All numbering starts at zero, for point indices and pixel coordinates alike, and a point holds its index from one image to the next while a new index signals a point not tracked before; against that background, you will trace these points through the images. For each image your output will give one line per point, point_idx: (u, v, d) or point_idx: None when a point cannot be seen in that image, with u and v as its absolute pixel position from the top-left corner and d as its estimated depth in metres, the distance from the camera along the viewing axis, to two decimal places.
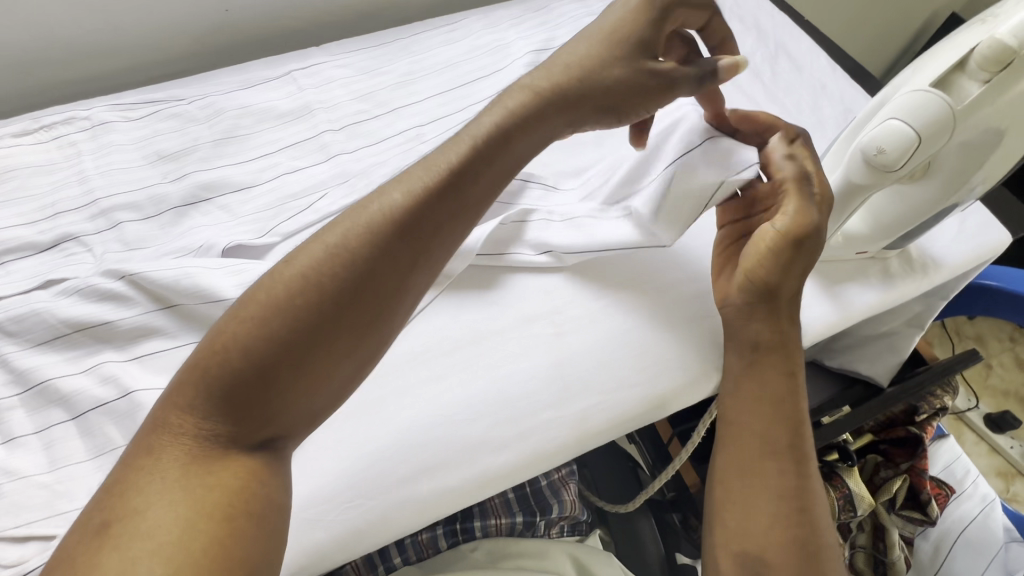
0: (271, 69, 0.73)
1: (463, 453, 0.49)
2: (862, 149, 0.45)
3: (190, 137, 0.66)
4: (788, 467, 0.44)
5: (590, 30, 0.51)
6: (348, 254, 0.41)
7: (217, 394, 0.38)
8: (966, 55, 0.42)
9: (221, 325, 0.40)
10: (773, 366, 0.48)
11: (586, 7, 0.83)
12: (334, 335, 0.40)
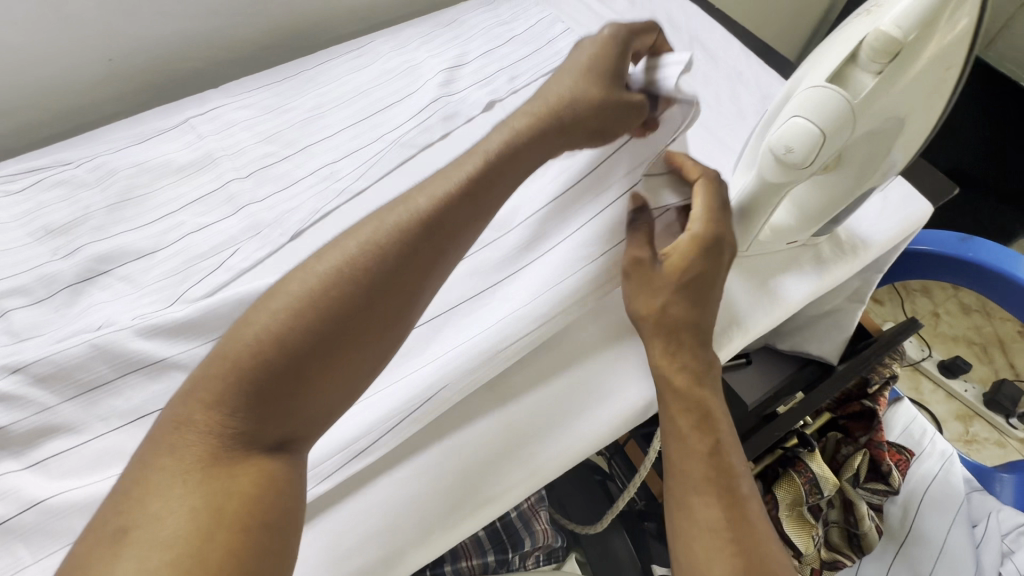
0: (166, 118, 0.68)
1: (412, 514, 0.46)
2: (772, 148, 0.46)
3: (81, 204, 0.60)
4: (715, 498, 0.42)
5: (568, 66, 0.51)
6: (379, 247, 0.40)
7: (243, 391, 0.36)
8: (856, 49, 0.42)
9: (247, 318, 0.38)
10: (679, 395, 0.47)
11: (496, 17, 0.80)
12: (360, 330, 0.38)
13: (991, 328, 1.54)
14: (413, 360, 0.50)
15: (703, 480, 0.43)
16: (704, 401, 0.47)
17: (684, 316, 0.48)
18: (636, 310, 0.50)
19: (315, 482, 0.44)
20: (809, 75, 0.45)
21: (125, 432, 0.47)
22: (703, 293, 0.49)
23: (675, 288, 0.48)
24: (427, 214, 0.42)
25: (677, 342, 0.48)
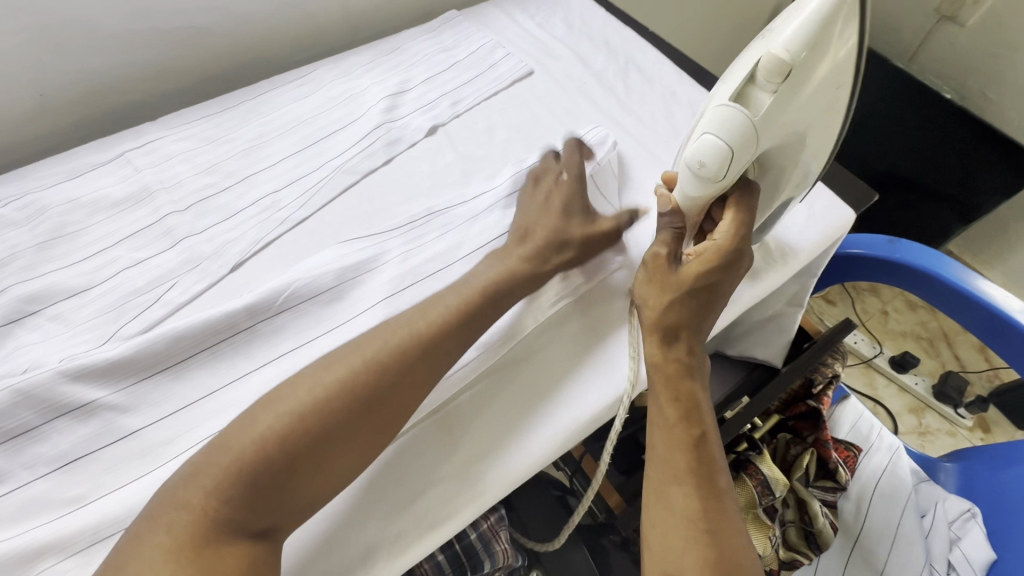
0: (100, 151, 0.67)
1: (353, 548, 0.45)
2: (688, 164, 0.48)
3: (8, 244, 0.58)
4: (694, 496, 0.43)
5: (540, 201, 0.62)
6: (381, 362, 0.45)
7: (241, 483, 0.38)
8: (752, 72, 0.45)
9: (254, 414, 0.41)
10: (669, 383, 0.48)
11: (438, 42, 0.82)
12: (354, 435, 0.42)
13: (936, 323, 1.62)
14: None
15: (685, 470, 0.44)
16: (693, 390, 0.47)
17: (690, 314, 0.49)
18: (641, 302, 0.51)
19: None
20: (714, 98, 0.48)
21: (50, 480, 0.45)
22: (717, 291, 0.50)
23: (695, 281, 0.49)
24: (424, 338, 0.47)
25: (675, 336, 0.49)
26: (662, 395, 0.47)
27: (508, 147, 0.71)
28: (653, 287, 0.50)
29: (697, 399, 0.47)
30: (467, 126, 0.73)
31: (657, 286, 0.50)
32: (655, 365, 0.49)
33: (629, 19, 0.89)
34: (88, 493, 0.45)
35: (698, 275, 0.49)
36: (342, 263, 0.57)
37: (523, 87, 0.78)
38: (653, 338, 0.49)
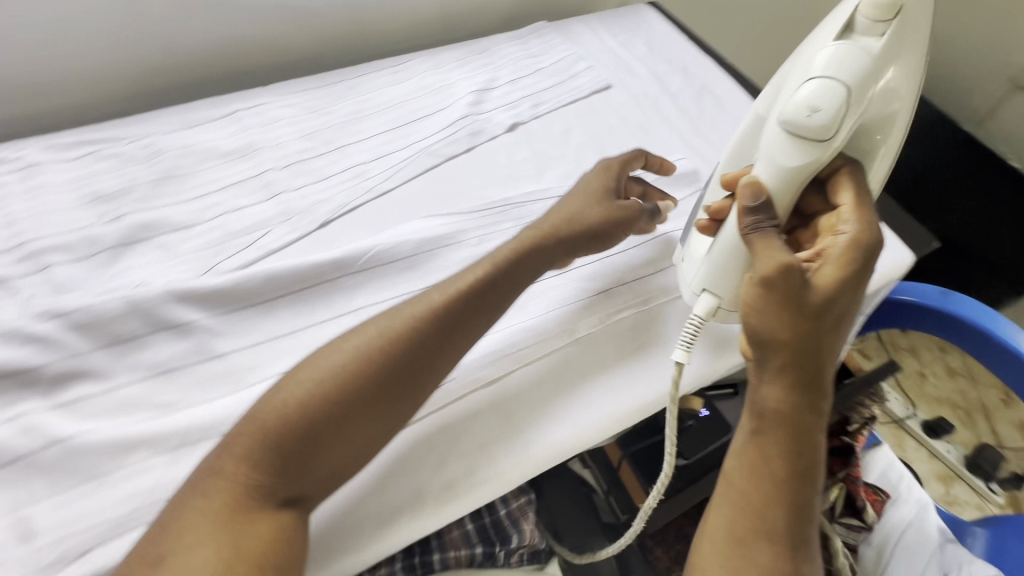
0: (214, 108, 0.73)
1: (415, 492, 0.51)
2: (797, 112, 0.51)
3: (129, 177, 0.65)
4: (781, 557, 0.43)
5: (579, 188, 0.63)
6: (408, 330, 0.48)
7: (268, 449, 0.42)
8: (856, 19, 0.51)
9: (274, 396, 0.44)
10: (789, 434, 0.45)
11: (525, 47, 0.87)
12: (371, 403, 0.45)
13: (976, 394, 1.58)
14: None
15: (778, 530, 0.43)
16: (811, 441, 0.46)
17: (819, 348, 0.47)
18: (767, 334, 0.47)
19: None
20: (807, 55, 0.53)
21: (147, 384, 0.50)
22: (844, 316, 0.49)
23: (829, 304, 0.47)
24: (437, 319, 0.49)
25: (801, 376, 0.46)
26: (775, 444, 0.45)
27: (582, 151, 0.75)
28: (779, 302, 0.46)
29: (814, 453, 0.46)
30: (545, 127, 0.77)
31: (783, 297, 0.47)
32: (774, 405, 0.46)
33: (709, 48, 0.93)
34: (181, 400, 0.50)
35: (833, 298, 0.47)
36: (423, 235, 0.62)
37: (601, 98, 0.82)
38: (776, 374, 0.47)
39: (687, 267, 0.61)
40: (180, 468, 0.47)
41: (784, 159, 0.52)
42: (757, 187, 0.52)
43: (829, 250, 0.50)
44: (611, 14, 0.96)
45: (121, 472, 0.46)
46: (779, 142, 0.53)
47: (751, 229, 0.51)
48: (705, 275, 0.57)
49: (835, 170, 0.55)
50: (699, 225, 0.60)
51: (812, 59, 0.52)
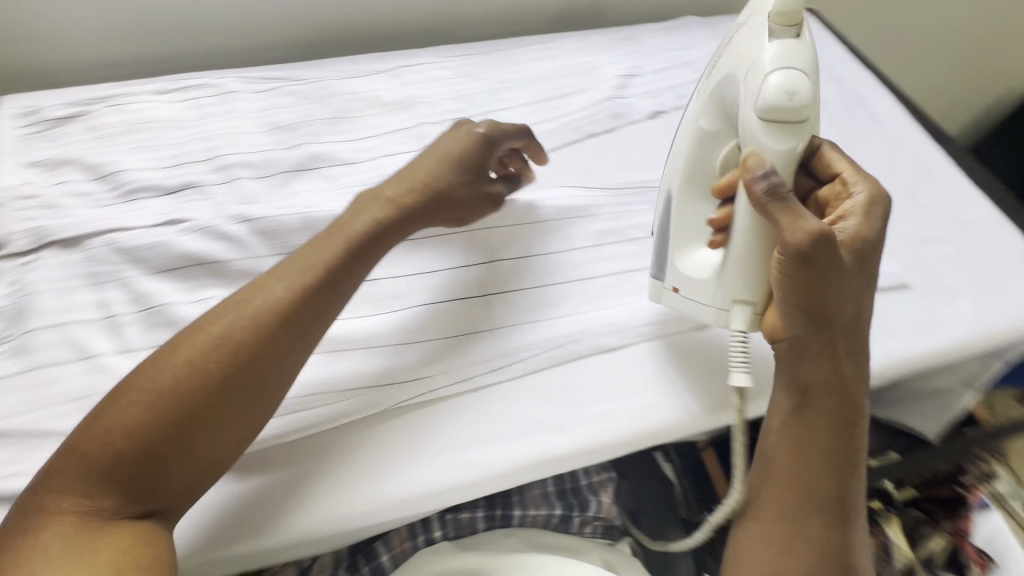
0: (380, 62, 0.79)
1: (525, 429, 0.51)
2: (776, 97, 0.45)
3: (305, 113, 0.72)
4: (829, 525, 0.46)
5: (433, 151, 0.57)
6: (259, 322, 0.45)
7: (104, 475, 0.40)
8: (768, 21, 0.47)
9: (120, 407, 0.41)
10: (829, 407, 0.48)
11: (673, 39, 0.87)
12: (230, 398, 0.43)
13: None
14: (548, 308, 0.58)
15: (821, 508, 0.47)
16: (854, 408, 0.49)
17: (850, 319, 0.48)
18: (790, 309, 0.47)
19: (454, 382, 0.53)
20: (738, 54, 0.49)
21: None
22: (870, 279, 0.49)
23: (857, 271, 0.48)
24: (280, 302, 0.46)
25: (837, 351, 0.48)
26: (816, 419, 0.48)
27: None
28: (804, 281, 0.45)
29: (855, 417, 0.49)
30: None
31: (812, 276, 0.45)
32: (812, 380, 0.48)
33: (867, 62, 0.89)
34: None
35: (861, 262, 0.48)
36: (560, 204, 0.65)
37: None
38: (811, 353, 0.48)
39: (686, 289, 0.53)
40: (328, 370, 0.52)
41: (781, 143, 0.47)
42: (762, 161, 0.46)
43: (845, 210, 0.50)
44: None
45: None
46: (765, 130, 0.47)
47: (768, 207, 0.45)
48: (721, 284, 0.51)
49: (819, 147, 0.52)
50: (710, 242, 0.53)
51: (750, 52, 0.48)
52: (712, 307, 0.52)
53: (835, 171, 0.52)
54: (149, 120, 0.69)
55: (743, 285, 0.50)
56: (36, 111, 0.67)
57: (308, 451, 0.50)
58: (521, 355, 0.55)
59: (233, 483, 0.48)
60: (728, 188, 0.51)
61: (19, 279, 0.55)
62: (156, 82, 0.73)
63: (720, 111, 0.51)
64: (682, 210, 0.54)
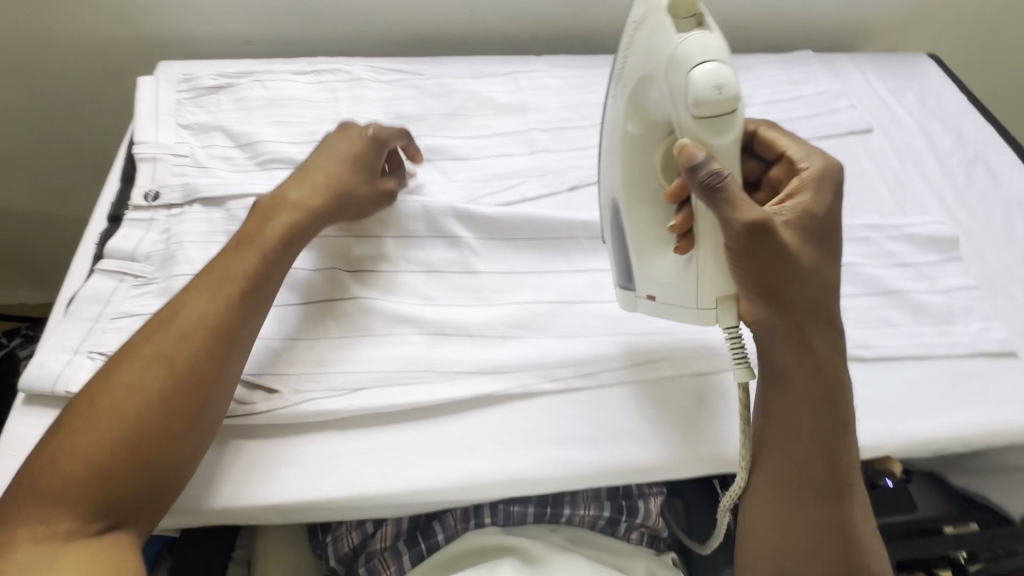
0: (498, 65, 0.83)
1: (615, 435, 0.54)
2: (708, 95, 0.46)
3: (425, 106, 0.76)
4: (823, 500, 0.50)
5: (332, 154, 0.62)
6: (173, 334, 0.48)
7: (71, 495, 0.42)
8: (667, 17, 0.48)
9: (69, 438, 0.44)
10: (808, 385, 0.52)
11: (787, 72, 0.87)
12: (176, 405, 0.46)
13: None
14: (644, 322, 0.60)
15: (813, 491, 0.50)
16: (834, 381, 0.52)
17: (816, 294, 0.52)
18: (754, 288, 0.50)
19: (549, 380, 0.56)
20: (645, 53, 0.49)
21: (419, 277, 0.61)
22: (827, 248, 0.53)
23: (813, 242, 0.52)
24: (211, 316, 0.49)
25: (807, 330, 0.52)
26: (796, 398, 0.52)
27: None
28: (755, 261, 0.49)
29: (837, 389, 0.52)
30: None
31: (760, 255, 0.48)
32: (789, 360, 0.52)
33: (992, 117, 0.85)
34: (440, 297, 0.60)
35: (818, 231, 0.53)
36: None
37: (857, 141, 0.80)
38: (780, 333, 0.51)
39: (665, 297, 0.55)
40: (432, 351, 0.56)
41: (718, 139, 0.48)
42: (693, 152, 0.47)
43: (803, 186, 0.54)
44: (886, 58, 0.91)
45: (391, 337, 0.56)
46: (706, 130, 0.48)
47: (709, 198, 0.47)
48: (703, 286, 0.52)
49: (756, 133, 0.60)
50: (676, 248, 0.53)
51: (659, 52, 0.48)
52: (697, 308, 0.54)
53: (784, 151, 0.58)
54: (286, 97, 0.74)
55: (719, 280, 0.52)
56: (191, 78, 0.74)
57: (412, 425, 0.53)
58: (613, 366, 0.57)
59: (343, 442, 0.51)
60: (682, 193, 0.51)
61: (170, 229, 0.61)
62: (294, 63, 0.78)
63: (631, 114, 0.52)
64: (646, 224, 0.54)
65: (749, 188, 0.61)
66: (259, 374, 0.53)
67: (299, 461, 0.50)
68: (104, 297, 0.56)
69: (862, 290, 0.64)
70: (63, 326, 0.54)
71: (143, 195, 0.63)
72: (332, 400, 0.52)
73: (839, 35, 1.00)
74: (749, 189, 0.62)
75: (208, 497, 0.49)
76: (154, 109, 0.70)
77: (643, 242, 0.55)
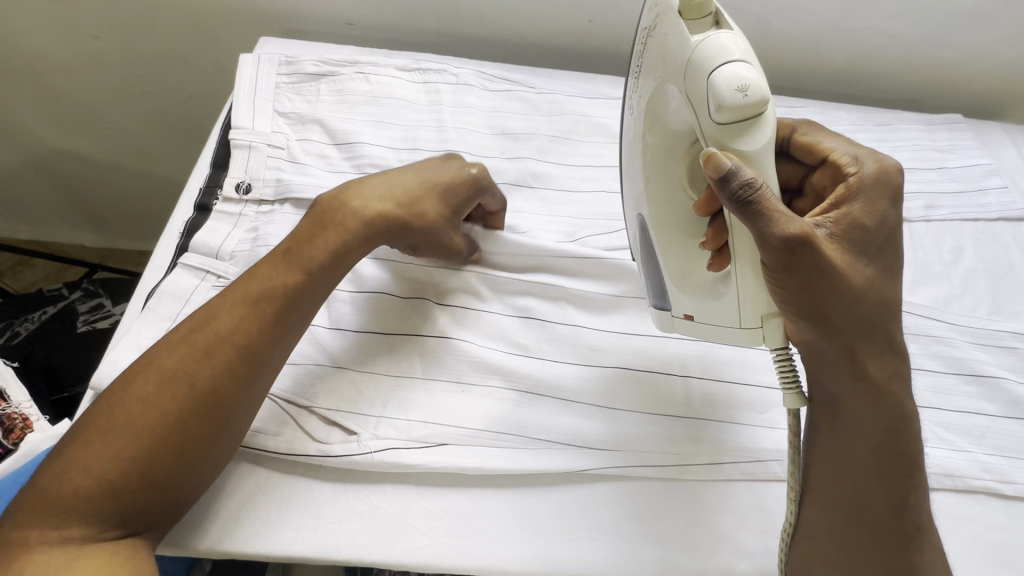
0: (614, 89, 0.77)
1: (709, 540, 0.48)
2: (727, 104, 0.39)
3: (533, 124, 0.70)
4: (878, 547, 0.43)
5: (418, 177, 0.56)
6: (203, 342, 0.44)
7: (88, 500, 0.39)
8: (681, 18, 0.41)
9: (84, 447, 0.40)
10: (860, 423, 0.44)
11: (930, 137, 0.78)
12: (200, 418, 0.42)
13: None
14: (752, 411, 0.54)
15: (870, 530, 0.43)
16: (893, 413, 0.44)
17: (871, 314, 0.43)
18: (796, 310, 0.42)
19: (642, 463, 0.50)
20: (660, 59, 0.42)
21: (511, 318, 0.56)
22: (885, 262, 0.44)
23: (868, 254, 0.43)
24: (241, 332, 0.45)
25: (858, 354, 0.43)
26: (844, 438, 0.44)
27: (970, 280, 0.65)
28: (796, 280, 0.41)
29: (895, 425, 0.44)
30: (934, 235, 0.69)
31: (808, 275, 0.40)
32: (838, 391, 0.44)
33: None
34: (535, 348, 0.55)
35: (878, 241, 0.44)
36: None
37: (1007, 228, 0.70)
38: (828, 359, 0.44)
39: (701, 315, 0.48)
40: (520, 410, 0.51)
41: (749, 144, 0.40)
42: (721, 161, 0.39)
43: (856, 186, 0.45)
44: None
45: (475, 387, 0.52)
46: (732, 135, 0.40)
47: (743, 216, 0.39)
48: (745, 305, 0.45)
49: (790, 136, 0.51)
50: (710, 265, 0.47)
51: (677, 56, 0.41)
52: (742, 327, 0.46)
53: (826, 154, 0.48)
54: (388, 94, 0.69)
55: (761, 296, 0.44)
56: (293, 61, 0.70)
57: (491, 491, 0.49)
58: (714, 458, 0.51)
59: (418, 501, 0.47)
60: (710, 206, 0.45)
61: (257, 229, 0.58)
62: (399, 58, 0.73)
63: (649, 124, 0.46)
64: (680, 239, 0.48)
65: (791, 196, 0.53)
66: (337, 410, 0.50)
67: (371, 513, 0.46)
68: (183, 296, 0.53)
69: (1007, 412, 0.56)
70: (140, 322, 0.51)
71: (235, 186, 0.60)
72: (413, 453, 0.48)
73: (989, 99, 0.90)
74: (792, 197, 0.53)
75: (275, 542, 0.44)
76: (253, 91, 0.67)
77: (674, 259, 0.48)
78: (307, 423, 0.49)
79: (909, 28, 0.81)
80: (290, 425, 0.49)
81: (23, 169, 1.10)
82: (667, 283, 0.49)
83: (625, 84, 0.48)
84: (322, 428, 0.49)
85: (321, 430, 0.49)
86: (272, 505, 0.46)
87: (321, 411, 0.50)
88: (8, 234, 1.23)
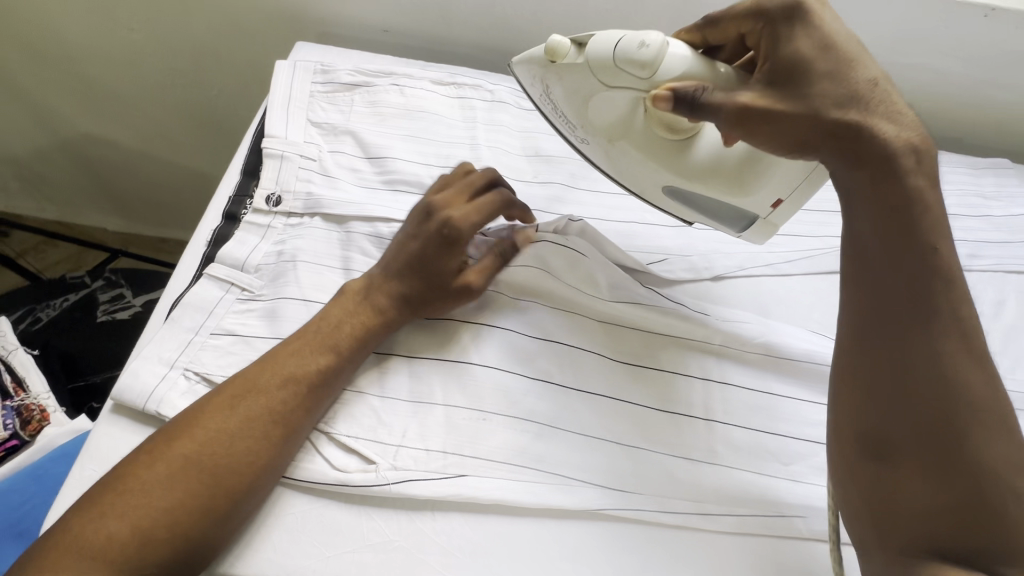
0: None
1: None
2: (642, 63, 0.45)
3: (568, 148, 0.69)
4: (924, 414, 0.41)
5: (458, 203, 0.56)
6: (265, 392, 0.46)
7: (119, 546, 0.39)
8: (558, 63, 0.48)
9: (120, 492, 0.41)
10: (874, 231, 0.43)
11: (974, 183, 0.76)
12: (244, 465, 0.44)
13: None
14: (778, 462, 0.52)
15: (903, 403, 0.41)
16: (911, 209, 0.42)
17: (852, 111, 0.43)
18: (784, 146, 0.44)
19: (661, 509, 0.49)
20: (573, 94, 0.49)
21: (536, 343, 0.55)
22: (844, 65, 0.43)
23: (821, 69, 0.43)
24: (280, 400, 0.46)
25: (858, 155, 0.43)
26: (868, 261, 0.43)
27: (1014, 337, 0.63)
28: (768, 126, 0.43)
29: (911, 210, 0.42)
30: (975, 287, 0.66)
31: (775, 120, 0.43)
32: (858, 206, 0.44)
33: None
34: (559, 379, 0.53)
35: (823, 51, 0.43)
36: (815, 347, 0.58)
37: None
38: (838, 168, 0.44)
39: (783, 190, 0.49)
40: (541, 445, 0.50)
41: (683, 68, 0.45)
42: (663, 94, 0.43)
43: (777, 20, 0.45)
44: None
45: (497, 420, 0.51)
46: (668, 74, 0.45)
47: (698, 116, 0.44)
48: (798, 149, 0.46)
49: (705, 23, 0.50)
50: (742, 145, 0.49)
51: (582, 83, 0.48)
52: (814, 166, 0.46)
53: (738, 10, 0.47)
54: (422, 108, 0.68)
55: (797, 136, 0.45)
56: (329, 70, 0.69)
57: (509, 528, 0.48)
58: (737, 510, 0.50)
59: (434, 535, 0.46)
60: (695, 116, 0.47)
61: (285, 242, 0.57)
62: (435, 71, 0.72)
63: (604, 131, 0.50)
64: (710, 163, 0.49)
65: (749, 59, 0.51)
66: (356, 438, 0.49)
67: (384, 545, 0.46)
68: (208, 308, 0.52)
69: None
70: (162, 333, 0.51)
71: (264, 198, 0.59)
72: (428, 484, 0.47)
73: None
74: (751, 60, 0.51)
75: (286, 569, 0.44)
76: (287, 98, 0.66)
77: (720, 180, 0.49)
78: (326, 450, 0.48)
79: (960, 66, 0.78)
80: (308, 451, 0.48)
81: (54, 151, 1.11)
82: (735, 202, 0.51)
83: (569, 135, 0.54)
84: (341, 454, 0.48)
85: (340, 456, 0.48)
86: (287, 530, 0.45)
87: (341, 437, 0.49)
88: (35, 215, 1.25)
